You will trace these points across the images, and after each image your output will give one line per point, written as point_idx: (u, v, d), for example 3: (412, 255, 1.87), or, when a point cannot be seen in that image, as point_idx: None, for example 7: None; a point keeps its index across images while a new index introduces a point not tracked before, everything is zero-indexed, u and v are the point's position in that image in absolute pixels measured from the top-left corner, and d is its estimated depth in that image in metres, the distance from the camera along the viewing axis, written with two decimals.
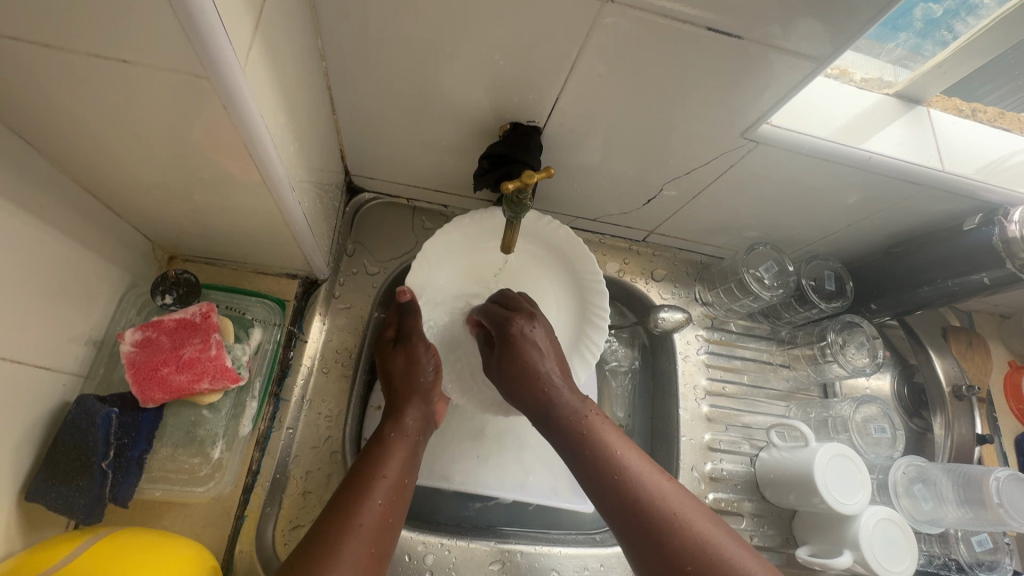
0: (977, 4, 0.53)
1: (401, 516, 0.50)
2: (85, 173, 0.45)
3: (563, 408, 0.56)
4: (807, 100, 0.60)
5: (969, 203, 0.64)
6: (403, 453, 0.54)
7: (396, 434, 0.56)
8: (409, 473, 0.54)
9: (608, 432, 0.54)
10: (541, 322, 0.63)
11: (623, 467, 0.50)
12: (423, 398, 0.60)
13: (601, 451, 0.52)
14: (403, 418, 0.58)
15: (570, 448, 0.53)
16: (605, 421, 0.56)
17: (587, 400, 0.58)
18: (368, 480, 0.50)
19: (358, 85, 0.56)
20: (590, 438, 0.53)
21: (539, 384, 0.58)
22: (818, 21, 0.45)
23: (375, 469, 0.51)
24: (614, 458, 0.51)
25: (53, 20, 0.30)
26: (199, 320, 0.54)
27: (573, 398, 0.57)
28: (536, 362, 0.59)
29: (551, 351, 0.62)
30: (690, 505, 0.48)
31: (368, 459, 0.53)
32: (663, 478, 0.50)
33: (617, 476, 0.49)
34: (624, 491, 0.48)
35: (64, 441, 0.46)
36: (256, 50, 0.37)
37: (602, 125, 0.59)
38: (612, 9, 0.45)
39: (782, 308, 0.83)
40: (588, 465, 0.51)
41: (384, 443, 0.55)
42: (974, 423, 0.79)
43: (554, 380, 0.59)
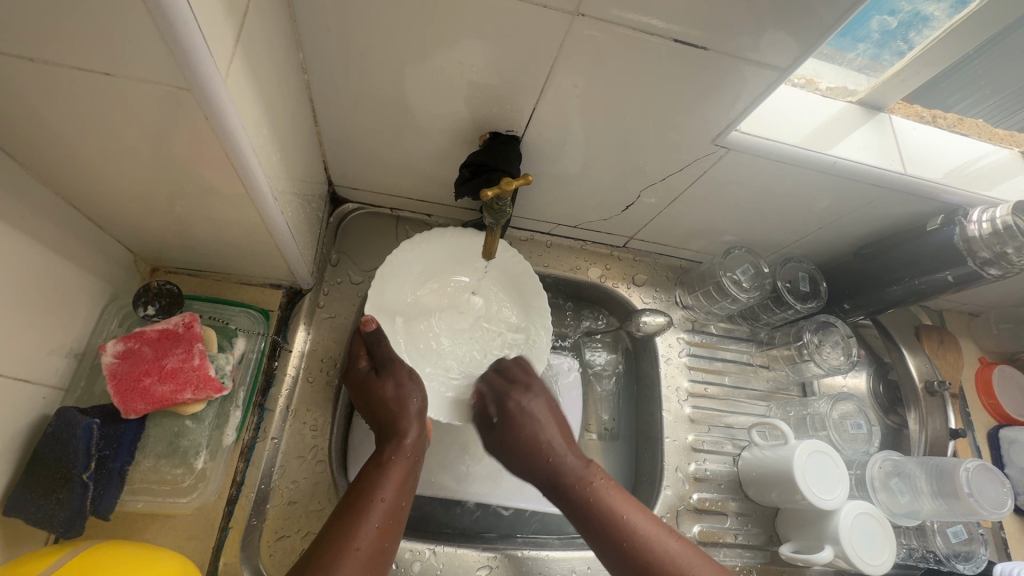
0: (929, 16, 0.55)
1: (395, 542, 0.51)
2: (65, 186, 0.45)
3: (568, 477, 0.60)
4: (774, 109, 0.63)
5: (932, 204, 0.67)
6: (401, 475, 0.55)
7: (395, 456, 0.56)
8: (404, 495, 0.54)
9: (611, 494, 0.59)
10: (538, 387, 0.67)
11: (630, 532, 0.55)
12: (417, 419, 0.59)
13: (608, 516, 0.57)
14: (404, 439, 0.57)
15: (577, 516, 0.58)
16: (610, 483, 0.60)
17: (589, 463, 0.62)
18: (365, 502, 0.51)
19: (340, 98, 0.57)
20: (595, 509, 0.58)
21: (543, 458, 0.62)
22: (779, 33, 0.47)
23: (369, 493, 0.52)
24: (622, 523, 0.56)
25: (38, 35, 0.31)
26: (182, 330, 0.55)
27: (576, 463, 0.62)
28: (540, 434, 0.64)
29: (547, 414, 0.66)
30: (693, 557, 0.54)
31: (364, 483, 0.53)
32: (668, 537, 0.56)
33: (626, 542, 0.55)
34: (634, 554, 0.54)
35: (43, 453, 0.45)
36: (237, 64, 0.38)
37: (579, 134, 0.61)
38: (584, 22, 0.47)
39: (760, 311, 0.85)
40: (596, 528, 0.57)
41: (383, 466, 0.55)
42: (948, 418, 0.81)
43: (556, 449, 0.63)
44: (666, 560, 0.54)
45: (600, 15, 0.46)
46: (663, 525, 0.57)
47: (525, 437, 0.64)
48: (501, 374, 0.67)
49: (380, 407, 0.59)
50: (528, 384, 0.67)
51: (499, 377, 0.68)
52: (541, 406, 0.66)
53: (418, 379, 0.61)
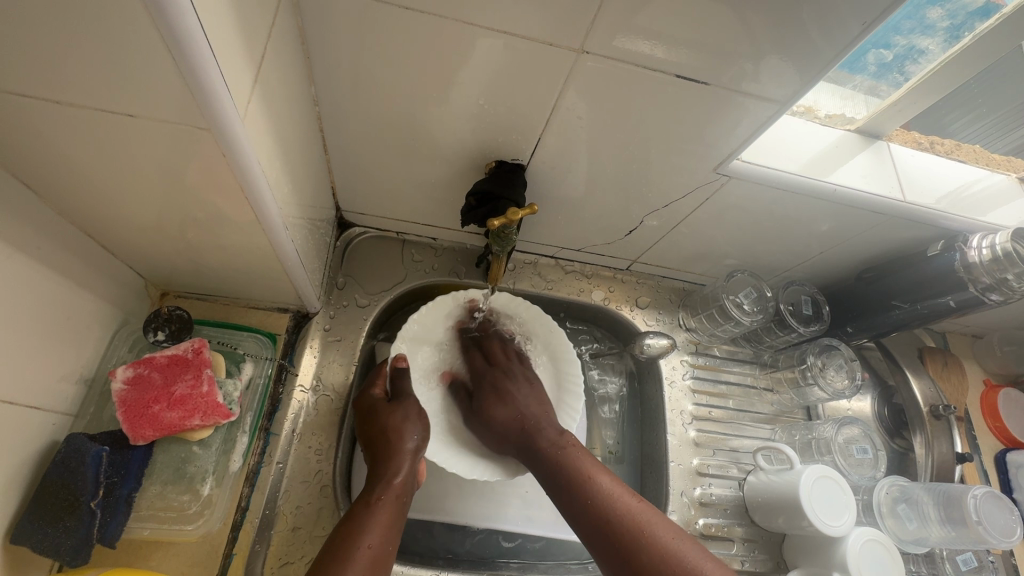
0: (924, 49, 0.57)
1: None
2: (83, 217, 0.47)
3: (542, 439, 0.63)
4: (774, 138, 0.64)
5: (932, 230, 0.68)
6: (388, 518, 0.53)
7: (384, 496, 0.55)
8: (391, 538, 0.53)
9: (583, 459, 0.60)
10: (520, 371, 0.71)
11: (594, 490, 0.56)
12: (411, 455, 0.58)
13: (575, 476, 0.58)
14: (392, 479, 0.56)
15: (547, 474, 0.60)
16: (582, 451, 0.62)
17: (564, 432, 0.64)
18: (349, 549, 0.49)
19: (350, 130, 0.59)
20: (566, 470, 0.59)
21: (518, 424, 0.65)
22: (777, 66, 0.49)
23: (357, 537, 0.50)
24: (587, 483, 0.57)
25: (67, 79, 0.32)
26: (191, 356, 0.55)
27: (549, 430, 0.64)
28: (519, 403, 0.67)
29: (529, 389, 0.69)
30: (654, 517, 0.54)
31: (353, 524, 0.52)
32: (632, 499, 0.56)
33: (591, 499, 0.56)
34: (596, 512, 0.55)
35: (52, 481, 0.45)
36: (255, 102, 0.39)
37: (583, 162, 0.63)
38: (588, 58, 0.49)
39: (763, 333, 0.85)
40: (563, 488, 0.58)
41: (371, 507, 0.54)
42: (954, 442, 0.81)
43: (532, 416, 0.66)
44: (626, 517, 0.53)
45: (603, 51, 0.48)
46: (629, 489, 0.57)
47: (498, 405, 0.67)
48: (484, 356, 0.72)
49: (380, 441, 0.59)
50: (508, 369, 0.71)
51: (479, 355, 0.72)
52: (526, 384, 0.70)
53: (423, 419, 0.62)
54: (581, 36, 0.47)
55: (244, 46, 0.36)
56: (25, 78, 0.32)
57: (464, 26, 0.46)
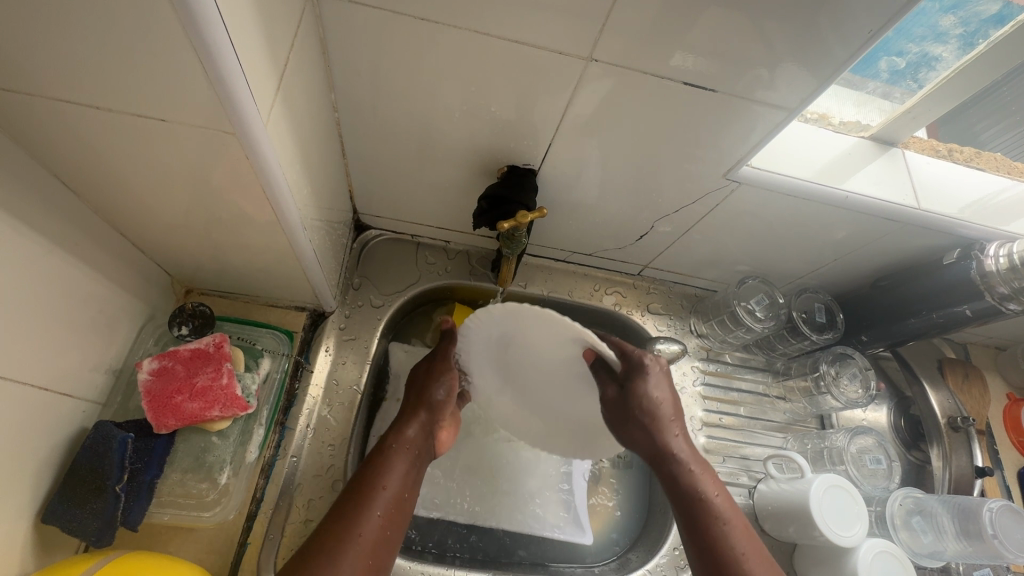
0: (936, 57, 0.56)
1: (394, 538, 0.52)
2: (115, 215, 0.49)
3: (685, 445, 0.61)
4: (785, 145, 0.64)
5: (949, 238, 0.67)
6: (403, 463, 0.56)
7: (396, 445, 0.57)
8: (407, 488, 0.55)
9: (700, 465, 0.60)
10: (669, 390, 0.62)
11: (704, 502, 0.58)
12: (425, 415, 0.61)
13: (687, 481, 0.59)
14: (404, 430, 0.59)
15: (666, 476, 0.61)
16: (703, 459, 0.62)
17: (694, 455, 0.61)
18: (368, 490, 0.52)
19: (367, 135, 0.61)
20: (697, 504, 0.58)
21: (662, 449, 0.61)
22: (783, 72, 0.50)
23: (376, 477, 0.53)
24: (696, 484, 0.59)
25: (103, 85, 0.35)
26: (212, 350, 0.57)
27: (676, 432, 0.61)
28: (664, 424, 0.60)
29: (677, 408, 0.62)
30: (742, 539, 0.56)
31: (366, 472, 0.54)
32: (728, 515, 0.57)
33: (698, 508, 0.58)
34: (704, 525, 0.57)
35: (80, 464, 0.48)
36: (278, 108, 0.42)
37: (593, 167, 0.64)
38: (597, 66, 0.50)
39: (775, 341, 0.84)
40: (678, 492, 0.59)
41: (384, 452, 0.56)
42: (973, 456, 0.79)
43: (665, 422, 0.60)
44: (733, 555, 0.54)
45: (611, 59, 0.49)
46: (743, 521, 0.58)
47: (661, 411, 0.60)
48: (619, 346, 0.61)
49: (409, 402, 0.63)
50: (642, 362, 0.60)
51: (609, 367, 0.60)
52: (673, 401, 0.62)
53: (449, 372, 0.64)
54: (590, 45, 0.48)
55: (269, 56, 0.38)
56: (68, 84, 0.35)
57: (477, 35, 0.48)
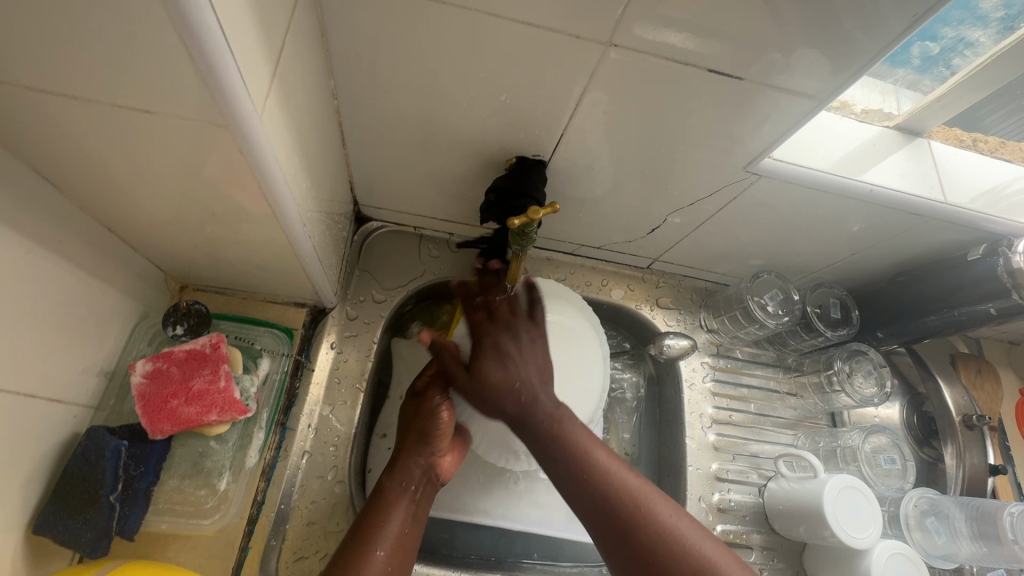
0: (974, 40, 0.53)
1: (404, 568, 0.52)
2: (102, 211, 0.46)
3: (541, 410, 0.55)
4: (806, 135, 0.61)
5: (972, 233, 0.64)
6: (405, 504, 0.56)
7: (396, 485, 0.57)
8: (411, 523, 0.55)
9: (579, 433, 0.55)
10: (525, 329, 0.60)
11: (596, 467, 0.52)
12: (423, 451, 0.59)
13: (571, 450, 0.53)
14: (409, 464, 0.58)
15: (546, 453, 0.54)
16: (578, 422, 0.56)
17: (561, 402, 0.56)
18: (369, 530, 0.52)
19: (368, 123, 0.57)
20: (561, 437, 0.54)
21: (512, 392, 0.56)
22: (813, 60, 0.47)
23: (377, 518, 0.53)
24: (584, 456, 0.53)
25: (79, 73, 0.32)
26: (209, 351, 0.55)
27: (545, 402, 0.55)
28: (513, 364, 0.57)
29: (532, 353, 0.58)
30: (651, 492, 0.52)
31: (370, 516, 0.54)
32: (631, 473, 0.53)
33: (592, 480, 0.52)
34: (595, 491, 0.51)
35: (72, 472, 0.45)
36: (273, 97, 0.39)
37: (606, 158, 0.61)
38: (616, 51, 0.47)
39: (788, 336, 0.82)
40: (557, 460, 0.53)
41: (383, 494, 0.56)
42: (986, 454, 0.77)
43: (530, 386, 0.56)
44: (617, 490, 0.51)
45: (631, 44, 0.46)
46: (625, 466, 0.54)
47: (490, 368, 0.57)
48: (489, 312, 0.61)
49: (412, 440, 0.59)
50: (511, 325, 0.60)
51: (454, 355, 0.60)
52: (530, 347, 0.59)
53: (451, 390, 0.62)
54: (609, 29, 0.45)
55: (264, 40, 0.35)
56: (42, 72, 0.31)
57: (488, 18, 0.45)
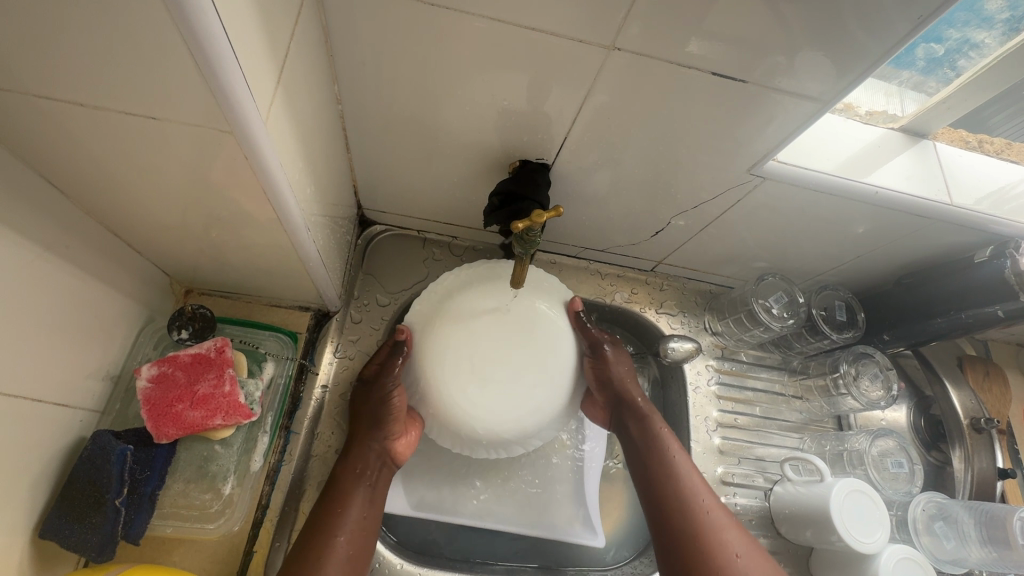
0: (979, 42, 0.52)
1: (366, 548, 0.56)
2: (110, 216, 0.47)
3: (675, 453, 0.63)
4: (811, 137, 0.61)
5: (979, 235, 0.64)
6: (364, 491, 0.58)
7: (352, 472, 0.58)
8: (370, 505, 0.58)
9: (679, 458, 0.63)
10: (618, 359, 0.68)
11: (677, 489, 0.60)
12: (377, 438, 0.60)
13: (664, 468, 0.62)
14: (363, 450, 0.60)
15: (642, 467, 0.63)
16: (683, 452, 0.64)
17: (658, 423, 0.66)
18: (326, 520, 0.54)
19: (372, 127, 0.58)
20: (661, 465, 0.62)
21: (618, 405, 0.67)
22: (817, 62, 0.46)
23: (336, 507, 0.56)
24: (676, 476, 0.61)
25: (86, 81, 0.32)
26: (213, 355, 0.54)
27: (648, 414, 0.66)
28: (628, 385, 0.67)
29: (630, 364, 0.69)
30: (727, 522, 0.58)
31: (328, 506, 0.56)
32: (715, 504, 0.59)
33: (673, 499, 0.60)
34: (669, 507, 0.59)
35: (80, 478, 0.46)
36: (277, 103, 0.39)
37: (610, 161, 0.61)
38: (619, 55, 0.47)
39: (794, 338, 0.81)
40: (649, 478, 0.62)
41: (338, 484, 0.57)
42: (995, 457, 0.77)
43: (643, 410, 0.66)
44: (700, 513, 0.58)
45: (634, 48, 0.46)
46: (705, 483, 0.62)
47: (631, 390, 0.67)
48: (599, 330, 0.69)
49: (364, 425, 0.61)
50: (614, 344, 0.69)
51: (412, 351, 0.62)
52: (626, 359, 0.68)
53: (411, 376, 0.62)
54: (613, 33, 0.45)
55: (269, 46, 0.35)
56: (50, 80, 0.32)
57: (491, 22, 0.45)
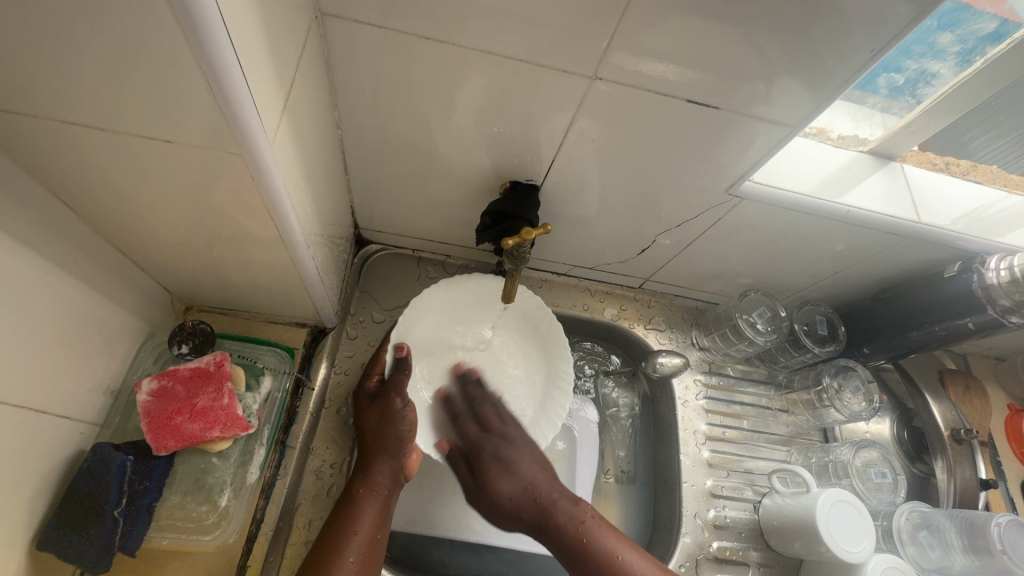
0: (935, 73, 0.56)
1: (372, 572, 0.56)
2: (115, 233, 0.49)
3: (563, 515, 0.64)
4: (785, 161, 0.65)
5: (948, 251, 0.67)
6: (373, 510, 0.58)
7: (363, 492, 0.58)
8: (379, 528, 0.58)
9: (603, 535, 0.63)
10: (518, 434, 0.68)
11: (623, 568, 0.60)
12: (392, 457, 0.61)
13: (600, 553, 0.61)
14: (373, 473, 0.60)
15: (568, 554, 0.62)
16: (599, 521, 0.64)
17: (578, 503, 0.65)
18: (336, 540, 0.54)
19: (370, 150, 0.61)
20: (587, 548, 0.61)
21: (526, 498, 0.65)
22: (785, 90, 0.50)
23: (345, 528, 0.55)
24: (612, 557, 0.61)
25: (106, 107, 0.35)
26: (213, 369, 0.56)
27: (564, 503, 0.65)
28: (531, 473, 0.66)
29: (530, 454, 0.67)
30: None
31: (337, 526, 0.56)
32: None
33: None
34: None
35: (79, 487, 0.46)
36: (284, 125, 0.41)
37: (597, 182, 0.64)
38: (602, 83, 0.50)
39: (778, 353, 0.84)
40: (578, 559, 0.61)
41: (353, 500, 0.58)
42: (977, 468, 0.78)
43: (547, 498, 0.65)
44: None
45: (616, 76, 0.50)
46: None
47: (534, 481, 0.66)
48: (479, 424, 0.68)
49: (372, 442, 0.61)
50: (505, 434, 0.68)
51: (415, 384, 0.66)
52: (525, 447, 0.68)
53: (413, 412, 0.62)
54: (595, 63, 0.48)
55: (277, 76, 0.38)
56: (71, 105, 0.34)
57: (482, 54, 0.48)
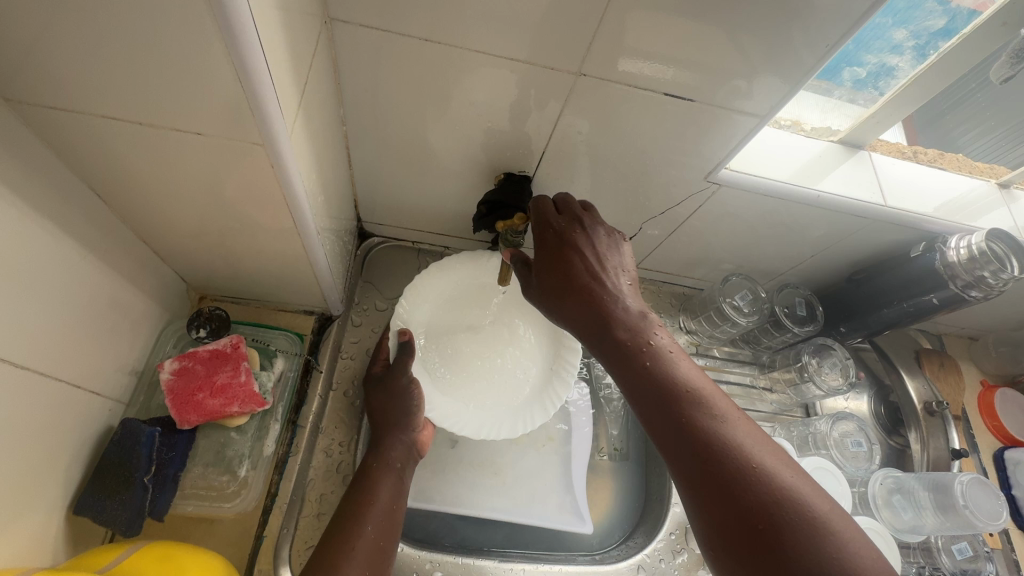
0: (894, 67, 0.61)
1: (393, 537, 0.59)
2: (140, 223, 0.53)
3: (631, 330, 0.51)
4: (761, 150, 0.69)
5: (914, 233, 0.72)
6: (391, 480, 0.62)
7: (378, 465, 0.63)
8: (396, 498, 0.61)
9: (676, 363, 0.49)
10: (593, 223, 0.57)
11: (692, 410, 0.45)
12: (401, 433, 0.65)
13: (669, 391, 0.47)
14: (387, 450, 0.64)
15: (632, 367, 0.49)
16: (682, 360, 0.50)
17: (649, 316, 0.52)
18: (358, 507, 0.58)
19: (372, 146, 0.65)
20: (659, 385, 0.47)
21: (600, 295, 0.53)
22: (754, 83, 0.54)
23: (364, 496, 0.59)
24: (680, 389, 0.47)
25: (141, 105, 0.39)
26: (230, 350, 0.60)
27: (635, 315, 0.52)
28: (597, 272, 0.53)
29: (613, 256, 0.55)
30: (772, 452, 0.43)
31: (358, 496, 0.59)
32: (745, 426, 0.45)
33: (688, 412, 0.45)
34: (695, 421, 0.45)
35: (110, 456, 0.51)
36: (298, 121, 0.46)
37: (585, 174, 0.68)
38: (586, 80, 0.55)
39: (761, 334, 0.89)
40: (641, 381, 0.48)
41: (369, 473, 0.62)
42: (950, 439, 0.83)
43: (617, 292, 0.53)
44: (774, 496, 0.40)
45: (599, 74, 0.54)
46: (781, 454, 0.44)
47: (604, 269, 0.54)
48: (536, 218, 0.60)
49: (381, 421, 0.66)
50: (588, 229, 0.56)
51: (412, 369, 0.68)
52: (608, 243, 0.56)
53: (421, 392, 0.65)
54: (579, 61, 0.53)
55: (291, 76, 0.42)
56: (110, 104, 0.38)
57: (476, 54, 0.52)
